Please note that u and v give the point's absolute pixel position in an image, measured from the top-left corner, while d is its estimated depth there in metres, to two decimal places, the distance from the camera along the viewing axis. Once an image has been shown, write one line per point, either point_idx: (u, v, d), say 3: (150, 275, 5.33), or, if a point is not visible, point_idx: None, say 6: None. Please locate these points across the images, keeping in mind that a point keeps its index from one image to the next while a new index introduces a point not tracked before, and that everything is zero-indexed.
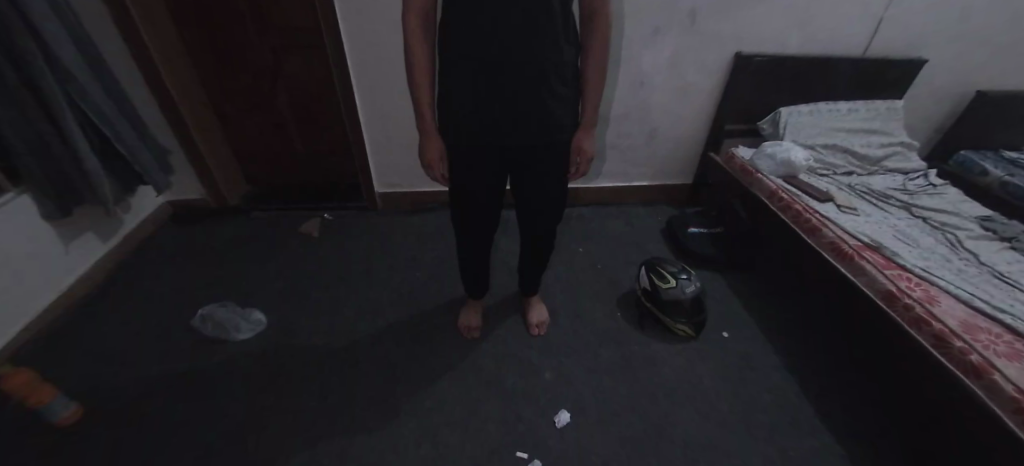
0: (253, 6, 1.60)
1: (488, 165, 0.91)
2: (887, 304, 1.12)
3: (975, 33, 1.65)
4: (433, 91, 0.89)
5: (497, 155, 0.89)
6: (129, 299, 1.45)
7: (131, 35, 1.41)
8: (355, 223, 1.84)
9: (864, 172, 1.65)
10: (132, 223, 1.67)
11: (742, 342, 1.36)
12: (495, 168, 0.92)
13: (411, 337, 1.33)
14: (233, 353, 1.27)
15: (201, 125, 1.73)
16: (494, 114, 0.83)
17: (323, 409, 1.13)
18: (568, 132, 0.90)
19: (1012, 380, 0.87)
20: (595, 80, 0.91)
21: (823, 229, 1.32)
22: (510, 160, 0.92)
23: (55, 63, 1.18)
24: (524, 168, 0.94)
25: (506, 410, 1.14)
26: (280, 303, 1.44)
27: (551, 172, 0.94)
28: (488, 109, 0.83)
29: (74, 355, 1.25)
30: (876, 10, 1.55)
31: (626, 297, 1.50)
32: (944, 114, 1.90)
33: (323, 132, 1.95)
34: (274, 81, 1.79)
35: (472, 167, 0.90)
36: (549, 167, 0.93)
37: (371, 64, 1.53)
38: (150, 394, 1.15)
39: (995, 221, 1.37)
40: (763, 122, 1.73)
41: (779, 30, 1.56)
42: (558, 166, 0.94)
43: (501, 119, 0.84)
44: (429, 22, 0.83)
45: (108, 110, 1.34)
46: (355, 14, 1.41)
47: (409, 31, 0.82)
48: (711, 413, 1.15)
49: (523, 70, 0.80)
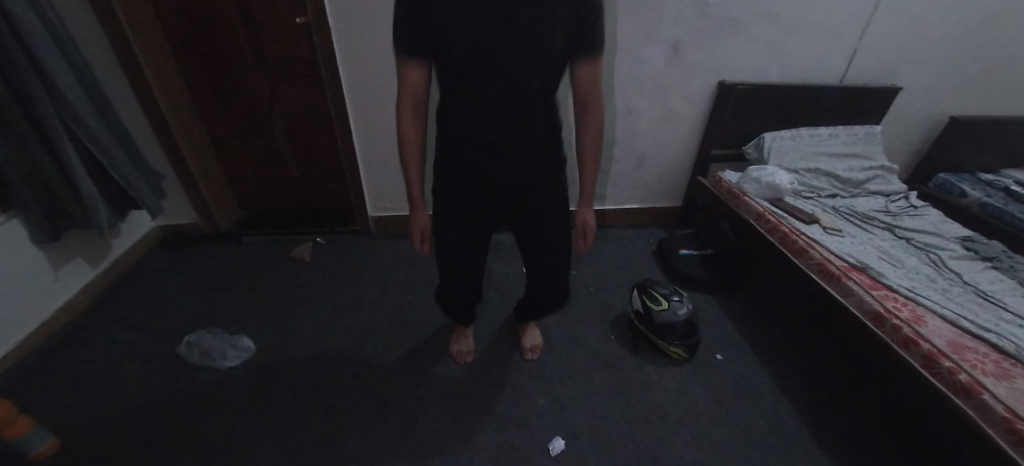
0: (253, 37, 1.66)
1: (476, 211, 0.95)
2: (876, 325, 1.12)
3: (943, 63, 1.74)
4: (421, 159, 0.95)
5: (485, 203, 0.94)
6: (115, 325, 1.42)
7: (128, 62, 1.45)
8: (348, 247, 1.84)
9: (847, 195, 1.69)
10: (122, 247, 1.66)
11: (735, 364, 1.35)
12: (486, 211, 0.96)
13: (402, 363, 1.31)
14: (222, 381, 1.24)
15: (197, 152, 1.75)
16: (483, 155, 0.87)
17: (312, 438, 1.10)
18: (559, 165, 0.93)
19: (1001, 400, 0.87)
20: (586, 118, 0.95)
21: (810, 251, 1.35)
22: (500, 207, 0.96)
23: (56, 94, 1.21)
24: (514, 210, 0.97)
25: (499, 438, 1.11)
26: (270, 330, 1.42)
27: (543, 206, 0.96)
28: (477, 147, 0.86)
29: (53, 386, 1.21)
30: (848, 43, 1.63)
31: (619, 319, 1.50)
32: (920, 139, 1.98)
33: (317, 158, 1.97)
34: (271, 108, 1.83)
35: (460, 208, 0.95)
36: (543, 204, 0.95)
37: (367, 92, 1.57)
38: (132, 424, 1.11)
39: (976, 241, 1.41)
40: (748, 147, 1.79)
41: (759, 60, 1.63)
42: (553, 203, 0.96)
43: (491, 156, 0.87)
44: (421, 105, 0.89)
45: (104, 138, 1.36)
46: (351, 51, 1.48)
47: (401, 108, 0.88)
48: (707, 438, 1.13)
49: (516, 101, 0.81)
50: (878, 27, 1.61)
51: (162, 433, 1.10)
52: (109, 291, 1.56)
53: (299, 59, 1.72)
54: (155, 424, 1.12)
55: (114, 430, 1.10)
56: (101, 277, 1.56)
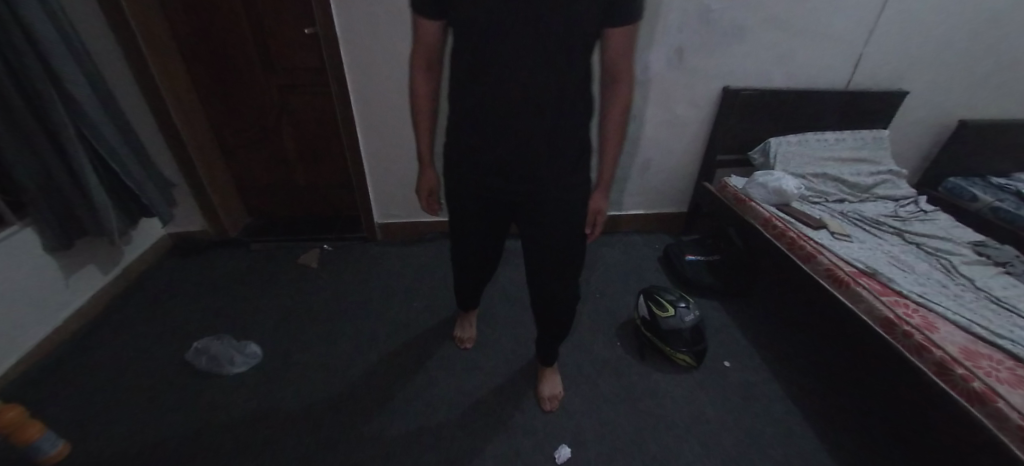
0: (262, 48, 1.69)
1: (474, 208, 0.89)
2: (886, 332, 1.11)
3: (950, 68, 1.73)
4: (434, 111, 0.91)
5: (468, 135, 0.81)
6: (126, 332, 1.44)
7: (142, 74, 1.49)
8: (355, 254, 1.85)
9: (855, 199, 1.68)
10: (133, 254, 1.68)
11: (743, 372, 1.33)
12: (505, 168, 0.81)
13: (409, 370, 1.31)
14: (230, 387, 1.25)
15: (206, 159, 1.78)
16: None
17: (318, 443, 1.10)
18: (567, 166, 0.79)
19: (1016, 408, 0.86)
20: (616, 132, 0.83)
21: (818, 257, 1.34)
22: (494, 178, 0.82)
23: (72, 105, 1.24)
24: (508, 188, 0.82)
25: (505, 446, 1.10)
26: (278, 336, 1.43)
27: (540, 174, 0.79)
28: (464, 75, 0.74)
29: (64, 391, 1.23)
30: (854, 48, 1.63)
31: (626, 327, 1.49)
32: (929, 143, 1.96)
33: (325, 165, 2.00)
34: (279, 116, 1.86)
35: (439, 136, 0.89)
36: (552, 182, 0.80)
37: (373, 101, 1.59)
38: (141, 429, 1.12)
39: (988, 246, 1.39)
40: (754, 152, 1.78)
41: (763, 67, 1.64)
42: (566, 193, 0.80)
43: (480, 103, 0.74)
44: (435, 63, 0.83)
45: (117, 147, 1.39)
46: (357, 60, 1.50)
47: (417, 72, 0.84)
48: (716, 447, 1.11)
49: (512, 41, 0.67)
50: (883, 32, 1.60)
51: (170, 439, 1.10)
52: (120, 298, 1.58)
53: (308, 69, 1.75)
54: (164, 429, 1.13)
55: (122, 435, 1.11)
56: (112, 283, 1.58)
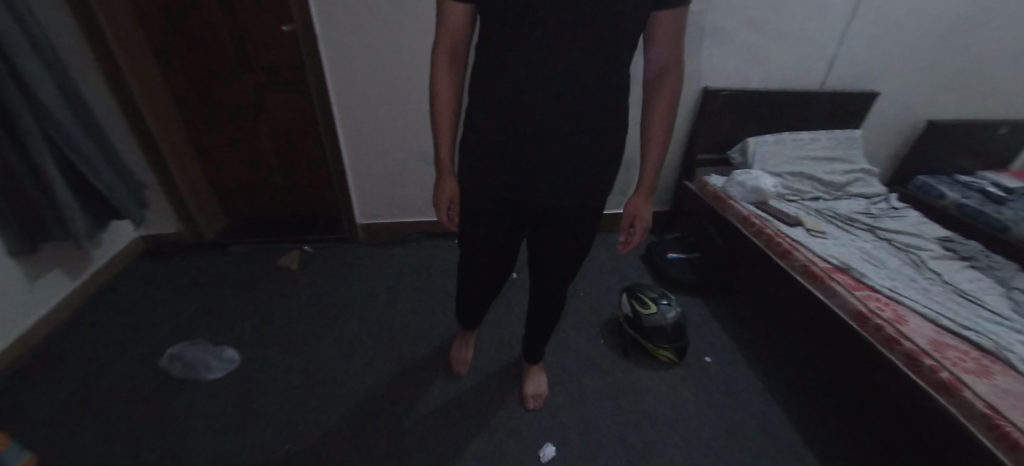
0: (238, 45, 1.66)
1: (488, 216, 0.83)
2: (860, 325, 1.14)
3: (918, 69, 1.79)
4: (456, 108, 0.84)
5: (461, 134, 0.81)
6: (95, 339, 1.38)
7: (111, 71, 1.43)
8: (336, 255, 1.82)
9: (830, 197, 1.73)
10: (102, 258, 1.62)
11: (724, 367, 1.35)
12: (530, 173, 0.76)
13: (391, 371, 1.29)
14: (206, 393, 1.21)
15: (180, 160, 1.73)
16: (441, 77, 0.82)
17: (297, 447, 1.08)
18: (586, 168, 0.76)
19: (982, 397, 0.89)
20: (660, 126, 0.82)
21: (795, 253, 1.37)
22: (511, 179, 0.77)
23: (37, 104, 1.19)
24: (526, 187, 0.77)
25: (488, 446, 1.10)
26: (256, 340, 1.40)
27: (556, 174, 0.75)
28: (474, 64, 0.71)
29: (27, 401, 1.17)
30: (827, 49, 1.67)
31: (609, 324, 1.50)
32: (899, 142, 2.03)
33: (305, 166, 1.96)
34: (257, 116, 1.82)
35: None
36: (576, 187, 0.76)
37: (354, 101, 1.57)
38: (111, 439, 1.08)
39: (954, 241, 1.44)
40: (732, 152, 1.82)
41: (741, 67, 1.67)
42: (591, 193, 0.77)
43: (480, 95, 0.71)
44: (460, 54, 0.78)
45: (85, 148, 1.33)
46: (338, 58, 1.48)
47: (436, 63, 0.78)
48: (697, 441, 1.13)
49: (521, 31, 0.64)
50: (855, 34, 1.65)
51: (141, 448, 1.07)
52: (89, 303, 1.52)
53: (287, 67, 1.72)
54: (136, 437, 1.09)
55: (90, 445, 1.07)
56: (80, 288, 1.52)
